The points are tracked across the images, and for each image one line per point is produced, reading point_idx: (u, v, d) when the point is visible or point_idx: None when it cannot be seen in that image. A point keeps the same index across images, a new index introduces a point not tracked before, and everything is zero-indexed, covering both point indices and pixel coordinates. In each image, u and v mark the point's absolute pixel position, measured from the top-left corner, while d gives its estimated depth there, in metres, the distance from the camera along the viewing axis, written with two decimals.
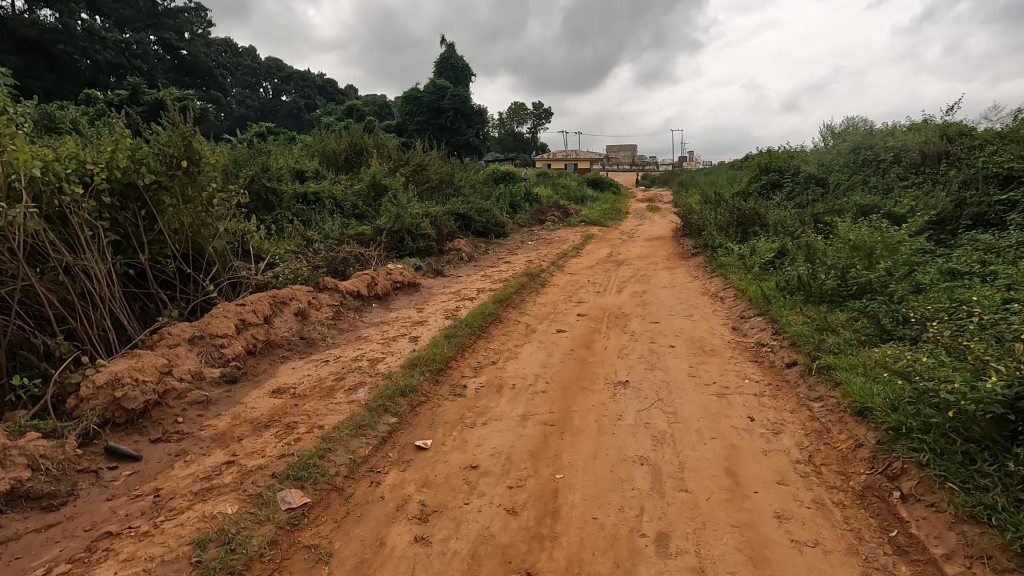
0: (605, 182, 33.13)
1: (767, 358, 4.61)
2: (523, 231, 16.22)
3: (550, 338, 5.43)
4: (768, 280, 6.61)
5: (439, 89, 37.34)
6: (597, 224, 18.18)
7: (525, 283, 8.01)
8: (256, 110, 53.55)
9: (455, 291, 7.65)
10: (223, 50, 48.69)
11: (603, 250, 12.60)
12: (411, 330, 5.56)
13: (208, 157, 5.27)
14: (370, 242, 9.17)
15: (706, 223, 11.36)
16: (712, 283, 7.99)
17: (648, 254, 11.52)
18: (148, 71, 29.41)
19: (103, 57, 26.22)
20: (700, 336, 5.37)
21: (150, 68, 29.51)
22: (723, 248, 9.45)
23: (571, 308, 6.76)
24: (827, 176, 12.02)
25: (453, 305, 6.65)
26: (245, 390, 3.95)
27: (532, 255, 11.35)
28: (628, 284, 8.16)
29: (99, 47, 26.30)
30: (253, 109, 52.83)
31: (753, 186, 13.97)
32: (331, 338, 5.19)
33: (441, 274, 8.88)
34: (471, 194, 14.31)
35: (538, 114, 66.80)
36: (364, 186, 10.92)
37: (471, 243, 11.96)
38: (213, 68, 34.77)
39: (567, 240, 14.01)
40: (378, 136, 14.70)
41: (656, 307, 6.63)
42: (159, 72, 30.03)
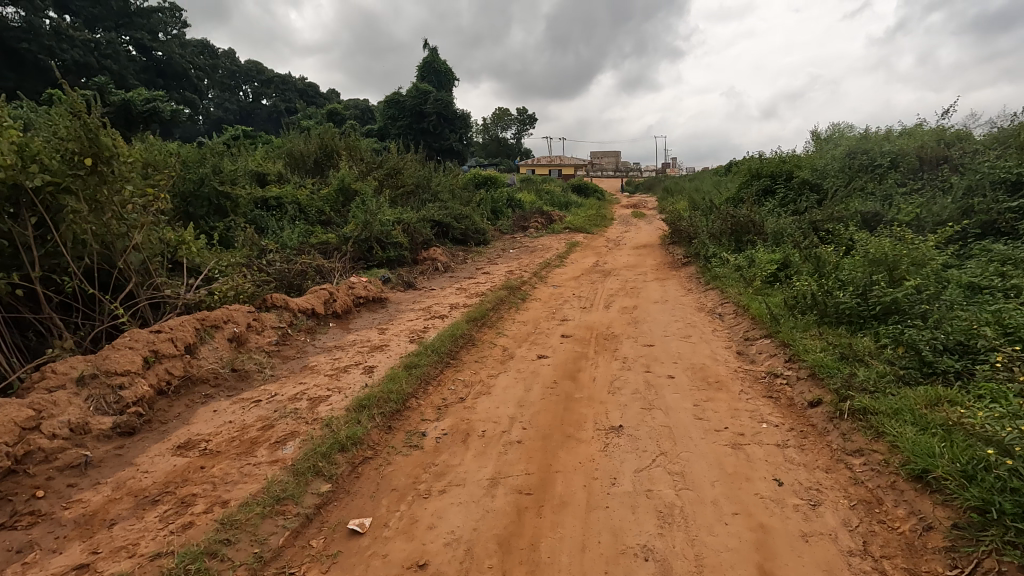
0: (590, 187, 32.66)
1: (784, 393, 3.91)
2: (505, 238, 15.50)
3: (529, 366, 4.69)
4: (773, 296, 5.94)
5: (422, 92, 36.60)
6: (582, 231, 17.55)
7: (503, 297, 7.27)
8: (235, 113, 52.34)
9: (426, 307, 6.88)
10: (201, 52, 47.52)
11: (588, 258, 11.93)
12: (367, 356, 4.78)
13: (123, 154, 4.42)
14: (334, 252, 8.35)
15: (697, 230, 10.75)
16: (707, 297, 7.32)
17: (636, 264, 10.89)
18: (119, 71, 28.23)
19: (70, 57, 25.14)
20: (701, 363, 4.67)
21: (121, 68, 28.34)
22: (716, 258, 8.81)
23: (554, 327, 6.03)
24: (821, 181, 11.50)
25: (420, 325, 5.88)
26: (143, 446, 3.13)
27: (513, 265, 10.63)
28: (616, 298, 7.47)
29: (66, 46, 25.20)
30: (231, 113, 51.55)
31: (744, 192, 13.42)
32: (270, 370, 4.38)
33: (413, 287, 8.12)
34: (449, 199, 13.55)
35: (522, 119, 66.34)
36: (331, 190, 10.12)
37: (448, 251, 11.21)
38: (189, 69, 33.67)
39: (551, 248, 13.33)
40: (352, 137, 13.90)
41: (648, 327, 5.93)
42: (130, 72, 28.92)
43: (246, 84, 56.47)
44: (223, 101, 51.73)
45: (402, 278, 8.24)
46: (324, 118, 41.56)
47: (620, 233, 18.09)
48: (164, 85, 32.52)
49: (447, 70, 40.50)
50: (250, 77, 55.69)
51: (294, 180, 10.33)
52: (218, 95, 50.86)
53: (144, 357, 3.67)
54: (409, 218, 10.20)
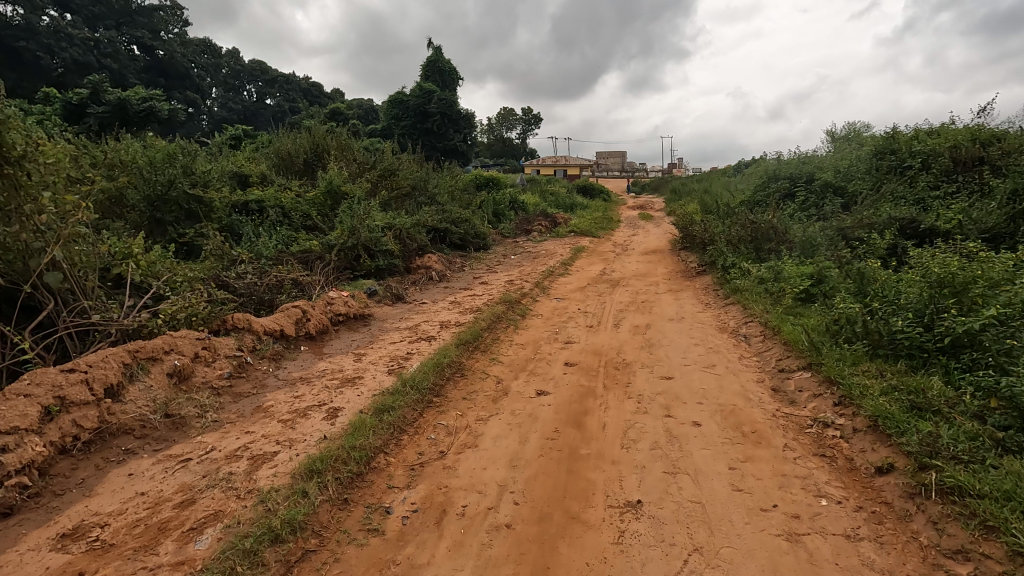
0: (596, 188, 31.90)
1: (839, 452, 3.16)
2: (507, 243, 14.76)
3: (525, 406, 3.95)
4: (807, 318, 5.19)
5: (426, 92, 35.93)
6: (588, 235, 16.79)
7: (500, 313, 6.54)
8: (238, 113, 51.89)
9: (413, 325, 6.15)
10: (204, 52, 47.09)
11: (595, 266, 11.17)
12: (335, 392, 4.05)
13: (41, 155, 3.70)
14: (317, 261, 7.65)
15: (713, 237, 9.99)
16: (729, 314, 6.56)
17: (646, 272, 10.14)
18: (119, 70, 27.69)
19: (69, 56, 24.65)
20: (731, 404, 3.92)
21: (120, 68, 27.79)
22: (734, 269, 8.04)
23: (556, 352, 5.29)
24: (845, 184, 10.71)
25: (403, 349, 5.15)
26: (17, 535, 2.42)
27: (512, 274, 9.88)
28: (626, 315, 6.71)
29: (65, 45, 24.71)
30: (234, 113, 51.07)
31: (761, 196, 12.62)
32: (214, 413, 3.65)
33: (402, 300, 7.41)
34: (447, 203, 12.83)
35: (527, 120, 65.59)
36: (318, 193, 9.41)
37: (444, 258, 10.49)
38: (192, 69, 33.13)
39: (555, 254, 12.58)
40: (346, 137, 13.18)
41: (664, 352, 5.18)
42: (130, 71, 28.42)
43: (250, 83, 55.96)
44: (227, 101, 51.26)
45: (391, 291, 7.53)
46: (327, 119, 40.96)
47: (628, 237, 17.32)
48: (166, 85, 31.97)
49: (452, 69, 39.81)
50: (253, 76, 55.18)
51: (279, 182, 9.63)
52: (221, 95, 50.38)
53: (44, 408, 2.95)
54: (401, 224, 9.48)
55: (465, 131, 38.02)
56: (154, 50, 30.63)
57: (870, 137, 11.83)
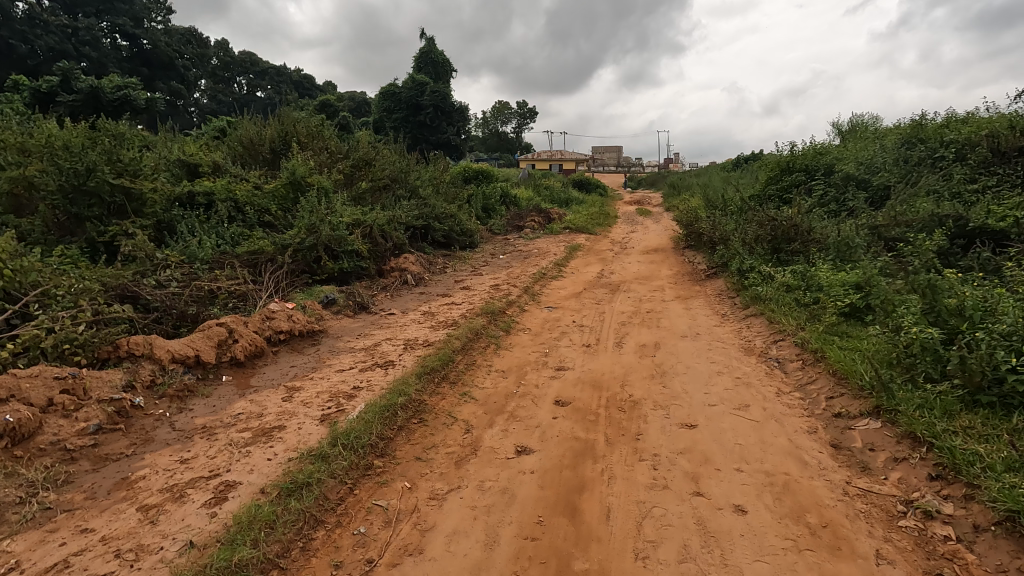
0: (593, 182, 30.85)
1: (965, 573, 2.13)
2: (496, 240, 13.65)
3: (499, 475, 2.88)
4: (861, 344, 4.13)
5: (419, 84, 34.65)
6: (584, 232, 15.71)
7: (479, 328, 5.46)
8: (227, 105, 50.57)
9: (372, 345, 5.06)
10: (191, 42, 45.69)
11: (592, 267, 10.09)
12: (238, 454, 2.96)
13: None
14: (267, 264, 6.54)
15: (725, 235, 8.92)
16: (753, 331, 5.49)
17: (649, 275, 9.10)
18: (98, 59, 26.27)
19: (45, 43, 23.47)
20: (781, 472, 2.85)
21: (100, 57, 26.40)
22: (753, 274, 6.97)
23: (545, 385, 4.21)
24: (869, 176, 9.65)
25: (350, 381, 4.05)
26: None
27: (498, 277, 8.79)
28: (630, 331, 5.64)
29: (40, 32, 23.49)
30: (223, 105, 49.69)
31: (773, 190, 11.56)
32: (49, 494, 2.56)
33: (367, 310, 6.33)
34: (429, 196, 11.71)
35: (522, 113, 64.35)
36: (278, 184, 8.26)
37: (423, 258, 9.41)
38: (178, 59, 31.64)
39: (548, 253, 11.50)
40: (320, 124, 12.01)
41: (680, 385, 4.11)
42: (112, 61, 27.18)
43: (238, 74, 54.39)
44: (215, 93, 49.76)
45: (353, 299, 6.43)
46: (318, 111, 39.53)
47: (626, 234, 16.29)
48: (151, 75, 30.55)
49: (445, 60, 38.48)
50: (243, 68, 53.82)
51: (235, 173, 8.49)
52: (210, 86, 49.02)
53: None
54: (372, 219, 8.37)
55: (458, 124, 36.81)
56: (137, 39, 29.19)
57: (894, 126, 10.77)
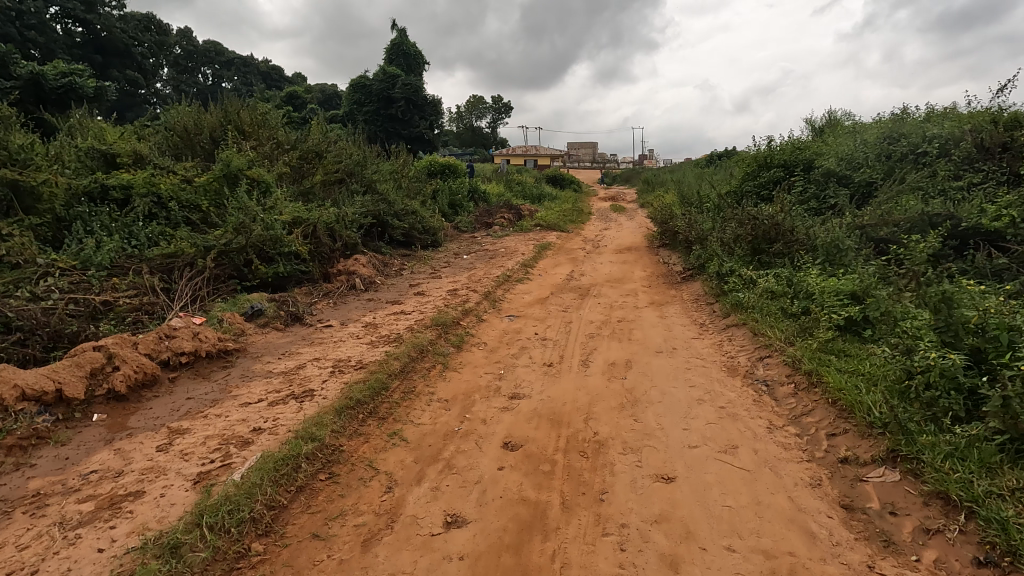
0: (567, 179, 30.30)
1: None
2: (463, 239, 12.91)
3: (416, 565, 2.18)
4: (864, 368, 3.54)
5: (390, 76, 33.80)
6: (556, 229, 15.07)
7: (424, 345, 4.73)
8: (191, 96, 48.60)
9: (295, 367, 4.28)
10: (150, 29, 43.68)
11: (562, 268, 9.43)
12: (62, 542, 2.19)
13: None
14: (186, 270, 5.69)
15: (702, 235, 8.35)
16: (736, 347, 4.88)
17: (622, 277, 8.49)
18: (45, 44, 24.56)
19: None
20: (783, 552, 2.21)
21: (48, 42, 24.70)
22: (733, 278, 6.38)
23: (494, 419, 3.51)
24: (850, 172, 9.18)
25: (253, 419, 3.29)
26: None
27: (458, 280, 8.06)
28: (598, 345, 4.98)
29: None
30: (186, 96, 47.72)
31: (751, 187, 11.06)
32: None
33: (301, 321, 5.55)
34: (389, 191, 10.89)
35: (497, 108, 63.42)
36: (210, 177, 7.38)
37: (377, 260, 8.63)
38: (134, 46, 29.87)
39: (516, 253, 10.80)
40: (269, 113, 11.07)
41: (655, 417, 3.46)
42: (62, 46, 25.55)
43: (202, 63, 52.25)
44: (177, 83, 47.65)
45: (285, 309, 5.63)
46: (285, 103, 38.00)
47: (599, 231, 15.71)
48: (105, 62, 28.75)
49: (416, 51, 37.37)
50: (208, 58, 51.84)
51: (162, 163, 7.56)
52: (171, 76, 46.98)
53: None
54: (317, 217, 7.53)
55: (431, 117, 35.80)
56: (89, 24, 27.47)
57: (874, 120, 10.34)
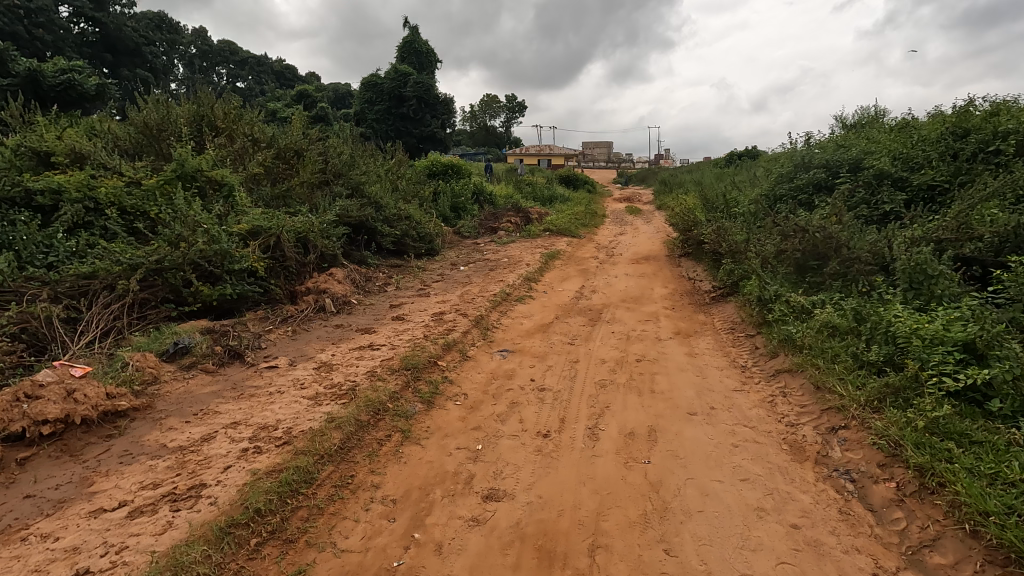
0: (581, 180, 29.11)
1: None
2: (464, 246, 11.79)
3: None
4: (1012, 476, 2.36)
5: (401, 75, 32.85)
6: (567, 235, 13.88)
7: (382, 401, 3.62)
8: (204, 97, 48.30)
9: (201, 437, 3.18)
10: (164, 30, 43.40)
11: (570, 283, 8.26)
12: None
13: None
14: (106, 295, 4.66)
15: (735, 248, 7.13)
16: (794, 408, 3.68)
17: (640, 296, 7.32)
18: (53, 43, 23.83)
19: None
20: None
21: (55, 40, 23.95)
22: (778, 305, 5.17)
23: (456, 545, 2.38)
24: (909, 174, 7.85)
25: (87, 549, 2.19)
26: None
27: (448, 298, 6.94)
28: (612, 402, 3.82)
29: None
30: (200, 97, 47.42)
31: (788, 190, 9.76)
32: None
33: (241, 360, 4.48)
34: (379, 194, 9.81)
35: (510, 106, 62.23)
36: (160, 179, 6.35)
37: (358, 274, 7.56)
38: (144, 45, 29.07)
39: (520, 263, 9.65)
40: (251, 107, 10.04)
41: (694, 546, 2.32)
42: (70, 45, 24.99)
43: (215, 63, 51.83)
44: (191, 84, 47.15)
45: (223, 345, 4.57)
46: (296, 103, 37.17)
47: (613, 237, 14.51)
48: (116, 62, 27.96)
49: (428, 50, 36.44)
50: (222, 58, 51.60)
51: (109, 163, 6.57)
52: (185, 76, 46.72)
53: None
54: (282, 226, 6.48)
55: (442, 116, 34.73)
56: (100, 24, 26.72)
57: (930, 113, 8.97)
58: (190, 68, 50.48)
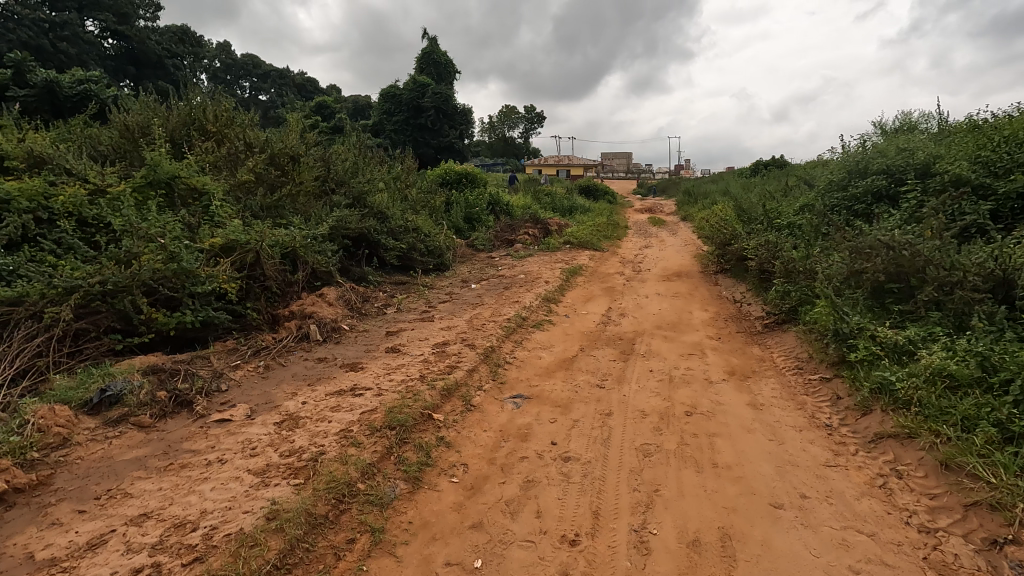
0: (601, 189, 28.14)
1: None
2: (477, 260, 10.89)
3: None
4: None
5: (420, 85, 32.42)
6: (589, 248, 12.91)
7: (351, 483, 2.68)
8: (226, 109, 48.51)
9: (88, 542, 2.26)
10: (188, 43, 43.66)
11: (596, 305, 7.28)
12: None
13: None
14: (33, 326, 3.81)
15: (790, 267, 6.09)
16: (918, 500, 2.65)
17: (677, 322, 6.31)
18: (76, 56, 23.40)
19: (16, 37, 21.10)
20: None
21: (79, 53, 23.53)
22: (861, 342, 4.13)
23: None
24: (992, 179, 6.73)
25: None
26: None
27: (453, 322, 6.02)
28: (662, 482, 2.83)
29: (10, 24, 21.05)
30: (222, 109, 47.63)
31: (841, 200, 8.67)
32: None
33: (188, 411, 3.58)
34: (384, 205, 8.98)
35: (529, 117, 61.65)
36: (127, 187, 5.54)
37: (355, 294, 6.70)
38: (167, 57, 28.75)
39: (537, 281, 8.72)
40: (249, 110, 9.28)
41: None
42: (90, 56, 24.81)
43: (238, 75, 52.02)
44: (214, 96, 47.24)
45: (171, 388, 3.69)
46: (317, 113, 36.73)
47: (638, 250, 13.52)
48: (139, 74, 27.76)
49: (447, 60, 35.96)
50: (245, 70, 51.90)
51: (74, 168, 5.80)
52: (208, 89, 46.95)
53: None
54: (264, 239, 5.64)
55: (460, 127, 34.09)
56: (124, 37, 26.41)
57: (1008, 112, 7.84)
58: (213, 80, 50.72)
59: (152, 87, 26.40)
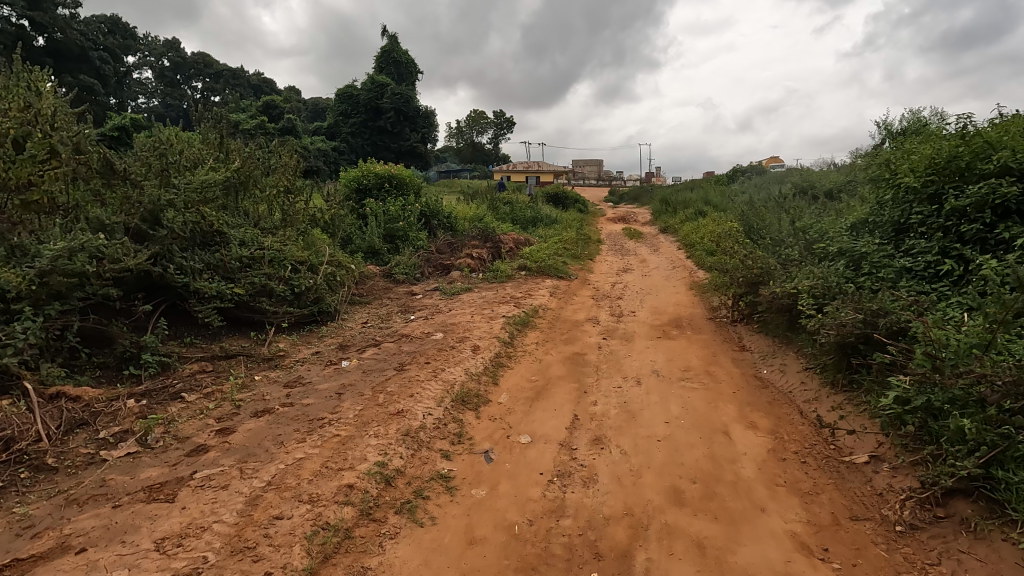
0: (571, 198, 25.06)
1: None
2: (389, 300, 7.55)
3: None
4: None
5: (377, 86, 28.64)
6: (551, 277, 9.65)
7: None
8: (169, 110, 43.83)
9: None
10: (122, 36, 38.89)
11: (550, 410, 4.01)
12: None
13: None
14: None
15: (944, 369, 2.91)
16: None
17: (708, 474, 3.10)
18: None
19: None
20: None
21: None
22: None
23: None
24: None
25: None
26: None
27: (213, 504, 2.62)
28: None
29: None
30: (165, 110, 42.91)
31: (927, 218, 5.61)
32: None
33: None
34: (215, 226, 5.57)
35: (497, 121, 58.55)
36: None
37: (53, 420, 3.29)
38: (92, 49, 24.36)
39: (462, 346, 5.41)
40: None
41: None
42: None
43: (187, 75, 47.29)
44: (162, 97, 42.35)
45: None
46: (264, 114, 32.36)
47: (617, 277, 10.40)
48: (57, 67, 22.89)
49: (408, 59, 32.49)
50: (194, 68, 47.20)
51: None
52: (149, 87, 42.18)
53: None
54: None
55: (419, 129, 30.62)
56: (41, 26, 21.75)
57: None
58: (158, 79, 45.65)
59: (63, 79, 21.82)
